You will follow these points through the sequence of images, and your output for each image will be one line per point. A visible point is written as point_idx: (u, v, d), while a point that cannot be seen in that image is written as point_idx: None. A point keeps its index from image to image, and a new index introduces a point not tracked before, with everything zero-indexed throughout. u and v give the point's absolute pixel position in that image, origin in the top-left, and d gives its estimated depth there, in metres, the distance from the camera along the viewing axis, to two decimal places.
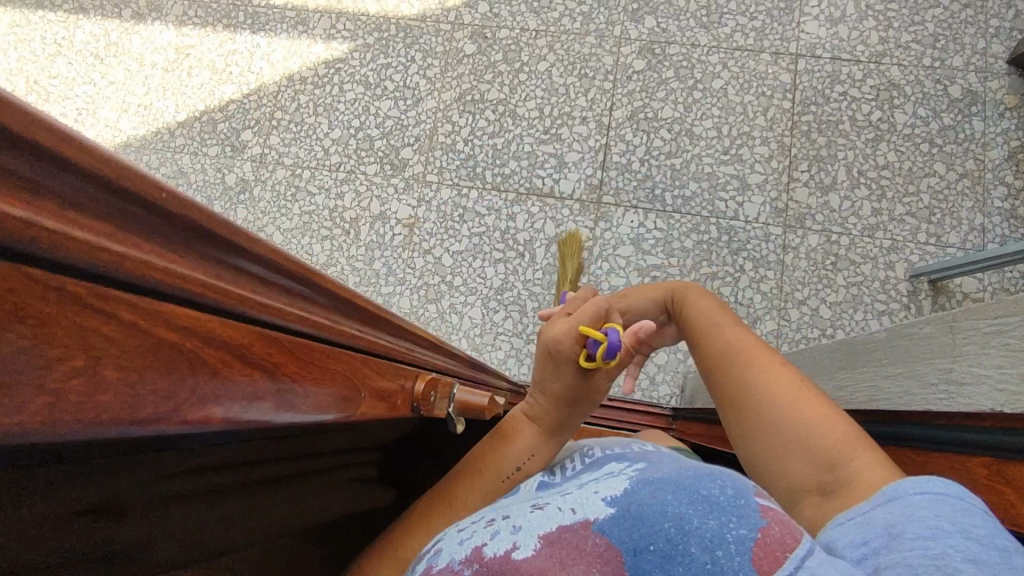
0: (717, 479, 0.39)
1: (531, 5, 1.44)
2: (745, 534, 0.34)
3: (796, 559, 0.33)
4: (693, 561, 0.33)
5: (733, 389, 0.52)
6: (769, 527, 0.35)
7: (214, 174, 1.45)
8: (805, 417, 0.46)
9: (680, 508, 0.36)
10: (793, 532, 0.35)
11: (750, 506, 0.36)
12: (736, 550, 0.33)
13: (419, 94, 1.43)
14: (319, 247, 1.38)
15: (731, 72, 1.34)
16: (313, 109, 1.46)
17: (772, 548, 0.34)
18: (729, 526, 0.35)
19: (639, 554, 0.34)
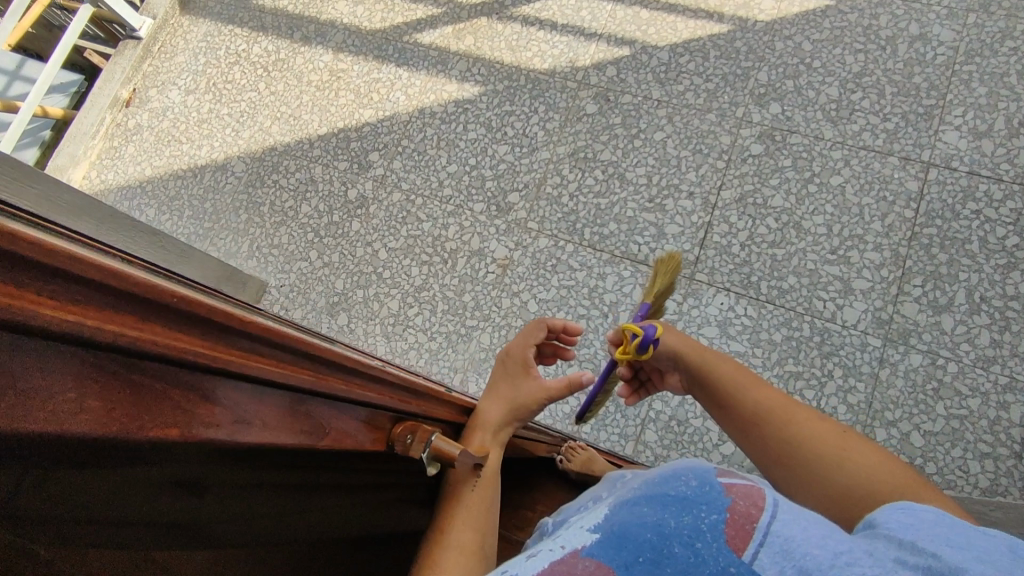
0: (681, 477, 0.51)
1: (657, 76, 1.47)
2: (716, 519, 0.46)
3: (762, 527, 0.45)
4: (678, 560, 0.45)
5: (786, 447, 0.65)
6: (733, 505, 0.47)
7: (340, 186, 1.59)
8: (851, 466, 0.60)
9: (653, 519, 0.48)
10: (755, 502, 0.47)
11: (710, 493, 0.48)
12: (712, 537, 0.45)
13: (535, 145, 1.50)
14: (418, 270, 1.47)
15: (853, 171, 1.30)
16: (437, 142, 1.56)
17: (740, 523, 0.46)
18: (700, 517, 0.47)
19: (630, 567, 0.46)
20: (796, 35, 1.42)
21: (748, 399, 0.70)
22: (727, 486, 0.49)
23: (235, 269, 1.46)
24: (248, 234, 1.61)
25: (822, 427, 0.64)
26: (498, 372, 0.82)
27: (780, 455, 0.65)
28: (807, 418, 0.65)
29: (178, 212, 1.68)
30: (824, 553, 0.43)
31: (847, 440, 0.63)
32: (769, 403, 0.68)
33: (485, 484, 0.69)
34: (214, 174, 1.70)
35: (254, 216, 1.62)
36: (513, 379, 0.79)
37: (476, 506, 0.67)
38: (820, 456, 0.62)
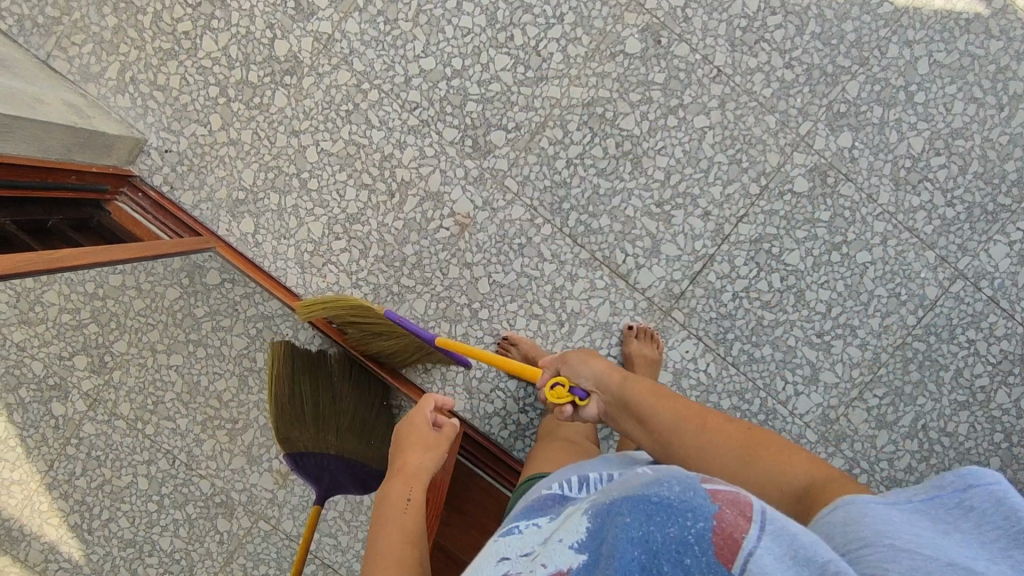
0: (665, 485, 0.46)
1: (731, 32, 1.09)
2: (703, 527, 0.41)
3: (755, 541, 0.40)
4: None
5: (750, 471, 0.67)
6: (720, 514, 0.42)
7: (263, 29, 1.11)
8: (792, 473, 0.65)
9: (639, 533, 0.43)
10: (745, 514, 0.42)
11: (695, 501, 0.44)
12: (700, 550, 0.41)
13: (546, 71, 1.10)
14: (353, 194, 1.13)
15: (884, 253, 1.14)
16: (414, 13, 1.10)
17: (728, 534, 0.41)
18: (686, 529, 0.42)
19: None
20: (919, 43, 1.08)
21: (655, 418, 0.76)
22: (711, 494, 0.45)
23: (95, 128, 1.02)
24: (117, 54, 1.12)
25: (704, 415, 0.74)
26: (404, 430, 0.96)
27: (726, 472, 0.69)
28: (676, 403, 0.76)
29: None
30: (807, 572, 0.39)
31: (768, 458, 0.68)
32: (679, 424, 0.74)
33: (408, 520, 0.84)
34: None
35: (127, 27, 1.11)
36: (421, 439, 0.94)
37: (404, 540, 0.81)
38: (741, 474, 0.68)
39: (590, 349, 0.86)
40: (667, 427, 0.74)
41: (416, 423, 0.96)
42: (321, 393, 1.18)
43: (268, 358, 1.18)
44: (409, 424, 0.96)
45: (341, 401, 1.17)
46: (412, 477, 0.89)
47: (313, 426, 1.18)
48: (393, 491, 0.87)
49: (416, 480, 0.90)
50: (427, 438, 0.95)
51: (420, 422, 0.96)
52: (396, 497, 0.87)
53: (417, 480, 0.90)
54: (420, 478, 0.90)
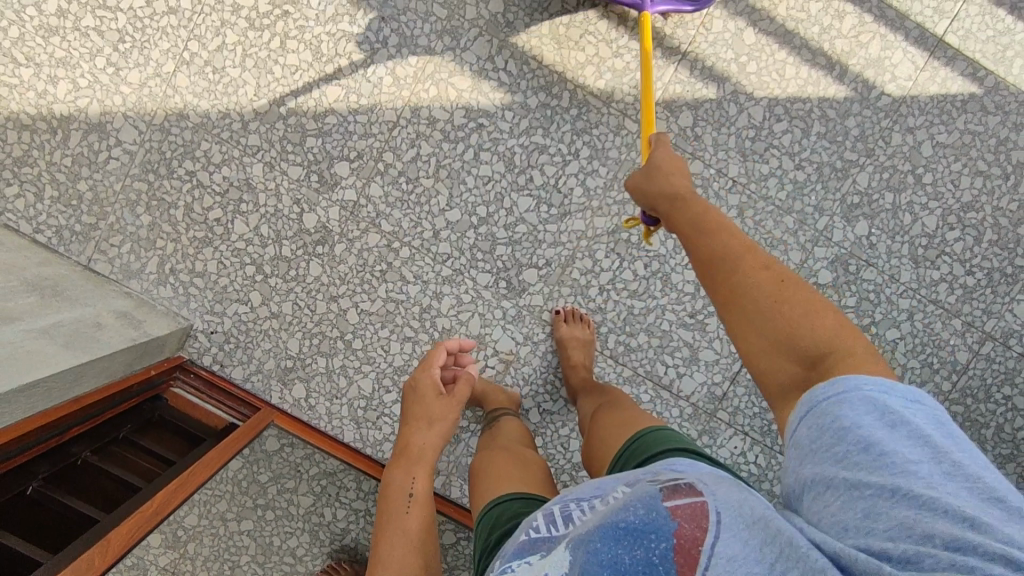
0: (631, 507, 0.49)
1: (741, 143, 1.13)
2: (665, 547, 0.45)
3: (704, 548, 0.44)
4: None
5: (773, 314, 0.59)
6: (680, 530, 0.46)
7: (290, 205, 1.15)
8: (813, 322, 0.57)
9: (608, 559, 0.46)
10: (699, 523, 0.46)
11: (656, 520, 0.47)
12: (662, 570, 0.45)
13: (568, 206, 1.14)
14: (399, 347, 1.16)
15: (912, 327, 1.14)
16: (433, 168, 1.13)
17: (687, 547, 0.45)
18: (650, 550, 0.46)
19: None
20: (921, 128, 1.11)
21: (707, 241, 0.66)
22: (672, 511, 0.48)
23: (148, 334, 1.05)
24: (154, 248, 1.16)
25: (723, 225, 0.67)
26: (410, 399, 1.02)
27: (718, 298, 0.63)
28: (738, 239, 0.65)
29: (29, 185, 1.14)
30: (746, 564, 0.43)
31: (806, 297, 0.59)
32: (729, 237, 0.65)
33: (412, 504, 0.88)
34: (86, 136, 1.14)
35: (161, 221, 1.15)
36: (427, 409, 0.99)
37: (407, 528, 0.86)
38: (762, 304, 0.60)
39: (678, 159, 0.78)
40: (718, 251, 0.64)
41: (429, 396, 1.00)
42: None
43: (335, 513, 1.20)
44: (417, 393, 1.00)
45: None
46: (416, 457, 0.94)
47: None
48: (397, 481, 0.91)
49: (421, 461, 0.94)
50: (434, 400, 0.99)
51: (422, 398, 1.00)
52: (397, 499, 0.89)
53: (421, 459, 0.94)
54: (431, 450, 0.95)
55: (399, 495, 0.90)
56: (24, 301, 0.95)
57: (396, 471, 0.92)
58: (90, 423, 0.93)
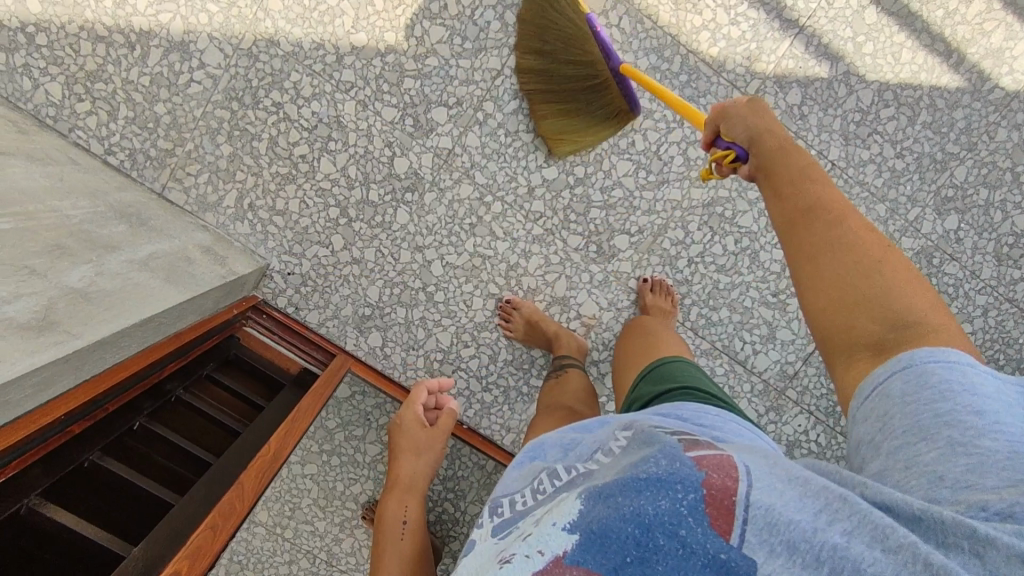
0: (651, 457, 0.41)
1: (846, 125, 1.11)
2: (695, 497, 0.37)
3: (743, 504, 0.37)
4: (666, 552, 0.35)
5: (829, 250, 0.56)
6: (708, 480, 0.39)
7: (381, 147, 1.10)
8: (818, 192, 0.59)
9: (632, 508, 0.37)
10: (729, 476, 0.40)
11: (679, 470, 0.39)
12: (696, 521, 0.36)
13: (666, 174, 1.11)
14: (482, 303, 1.15)
15: (985, 323, 1.17)
16: (534, 122, 1.09)
17: (720, 499, 0.37)
18: (679, 499, 0.37)
19: (622, 571, 0.35)
20: None
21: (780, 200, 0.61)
22: (696, 462, 0.41)
23: (234, 273, 1.01)
24: (234, 181, 1.11)
25: (827, 183, 0.60)
26: (394, 432, 1.06)
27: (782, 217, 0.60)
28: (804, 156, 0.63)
29: (102, 103, 1.08)
30: (802, 519, 0.37)
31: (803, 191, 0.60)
32: (805, 157, 0.63)
33: (405, 531, 0.97)
34: (167, 54, 1.08)
35: (243, 153, 1.10)
36: (415, 437, 1.04)
37: (399, 547, 0.95)
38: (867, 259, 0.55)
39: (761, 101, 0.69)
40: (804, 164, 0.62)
41: (415, 428, 1.04)
42: (454, 487, 1.18)
43: None
44: (400, 427, 1.04)
45: (474, 492, 1.18)
46: (405, 487, 1.01)
47: (449, 518, 1.18)
48: (391, 509, 0.98)
49: (411, 490, 1.01)
50: (421, 432, 1.04)
51: (405, 428, 1.05)
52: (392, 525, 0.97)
53: (411, 489, 1.01)
54: (423, 478, 1.02)
55: (393, 521, 0.97)
56: (118, 231, 0.91)
57: (388, 501, 1.00)
58: (183, 360, 0.90)
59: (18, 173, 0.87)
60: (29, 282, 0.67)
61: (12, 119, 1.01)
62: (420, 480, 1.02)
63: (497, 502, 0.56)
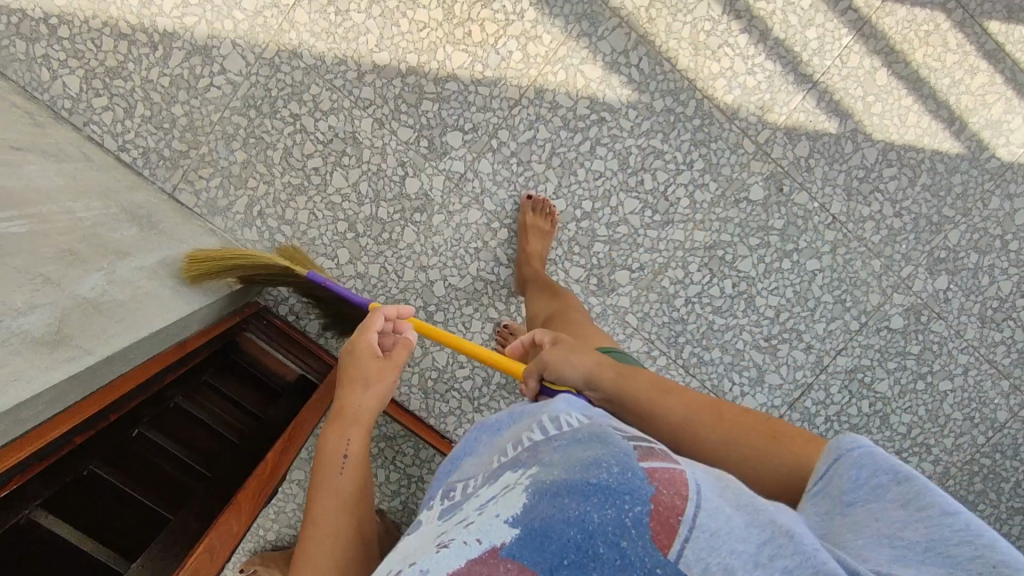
0: (601, 468, 0.47)
1: (849, 181, 1.14)
2: (640, 512, 0.42)
3: (687, 524, 0.41)
4: (604, 561, 0.40)
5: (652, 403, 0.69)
6: (656, 497, 0.43)
7: (394, 165, 1.11)
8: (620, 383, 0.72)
9: (577, 514, 0.42)
10: (680, 495, 0.44)
11: (633, 485, 0.45)
12: (637, 533, 0.41)
13: (672, 214, 1.14)
14: (480, 326, 1.15)
15: (964, 381, 1.20)
16: (547, 154, 1.12)
17: (665, 518, 0.42)
18: (624, 510, 0.43)
19: (556, 571, 0.40)
20: (1020, 196, 1.15)
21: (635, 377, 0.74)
22: (649, 475, 0.46)
23: (240, 281, 1.02)
24: (245, 188, 1.13)
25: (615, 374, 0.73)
26: (346, 361, 0.89)
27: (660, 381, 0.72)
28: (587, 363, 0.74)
29: (119, 100, 1.10)
30: (744, 546, 0.40)
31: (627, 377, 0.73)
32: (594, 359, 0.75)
33: (345, 466, 0.77)
34: (189, 58, 1.09)
35: (257, 160, 1.12)
36: (361, 369, 0.86)
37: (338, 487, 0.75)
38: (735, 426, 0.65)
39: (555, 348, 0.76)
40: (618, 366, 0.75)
41: (369, 360, 0.87)
42: None
43: (388, 474, 1.15)
44: (352, 353, 0.88)
45: None
46: (351, 418, 0.81)
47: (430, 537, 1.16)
48: (330, 443, 0.78)
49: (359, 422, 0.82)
50: (371, 362, 0.87)
51: (355, 358, 0.87)
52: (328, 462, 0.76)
53: (358, 422, 0.81)
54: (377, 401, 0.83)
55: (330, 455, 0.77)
56: (129, 234, 0.92)
57: (329, 435, 0.80)
58: (184, 368, 0.90)
59: (34, 170, 0.89)
60: (41, 292, 0.68)
61: (28, 110, 1.03)
62: (368, 407, 0.83)
63: (451, 485, 0.58)
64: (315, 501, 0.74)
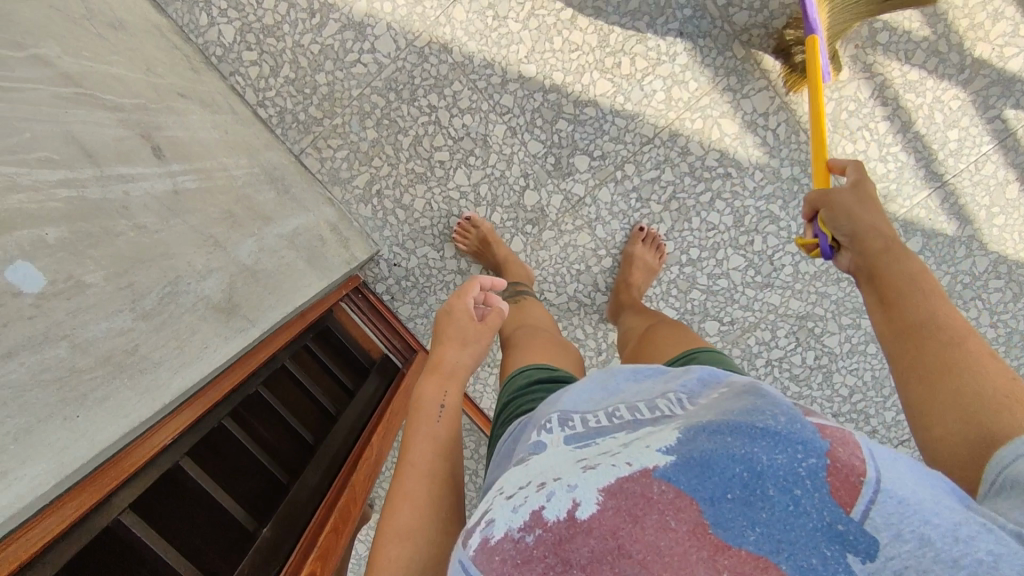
0: (767, 412, 0.40)
1: (952, 284, 1.15)
2: (817, 464, 0.35)
3: (871, 483, 0.34)
4: (774, 505, 0.34)
5: (907, 305, 0.60)
6: (834, 452, 0.36)
7: (517, 176, 1.13)
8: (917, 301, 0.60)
9: (743, 452, 0.36)
10: (854, 452, 0.36)
11: (803, 433, 0.37)
12: (812, 484, 0.34)
13: (773, 278, 1.16)
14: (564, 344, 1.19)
15: None
16: (667, 196, 1.13)
17: (845, 475, 0.34)
18: (796, 460, 0.35)
19: (718, 503, 0.34)
20: None
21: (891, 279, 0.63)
22: (820, 428, 0.38)
23: (355, 259, 1.07)
24: (369, 165, 1.14)
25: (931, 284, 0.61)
26: (441, 319, 0.83)
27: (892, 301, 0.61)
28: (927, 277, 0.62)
29: (268, 57, 1.12)
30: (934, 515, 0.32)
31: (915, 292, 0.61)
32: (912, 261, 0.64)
33: (440, 418, 0.69)
34: (343, 31, 1.10)
35: (387, 142, 1.13)
36: (460, 326, 0.81)
37: (433, 439, 0.67)
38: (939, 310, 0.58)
39: (865, 184, 0.72)
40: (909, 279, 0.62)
41: (456, 315, 0.81)
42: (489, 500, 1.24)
43: None
44: (448, 311, 0.82)
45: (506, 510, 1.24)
46: (448, 373, 0.75)
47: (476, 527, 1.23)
48: (428, 392, 0.72)
49: (454, 379, 0.75)
50: (465, 318, 0.82)
51: (451, 318, 0.82)
52: (417, 399, 0.76)
53: (452, 377, 0.75)
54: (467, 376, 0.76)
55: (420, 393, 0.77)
56: (268, 197, 0.95)
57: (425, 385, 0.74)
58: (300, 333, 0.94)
59: (196, 121, 0.92)
60: (212, 257, 0.72)
61: (185, 54, 1.06)
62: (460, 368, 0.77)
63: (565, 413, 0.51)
64: (408, 449, 0.66)
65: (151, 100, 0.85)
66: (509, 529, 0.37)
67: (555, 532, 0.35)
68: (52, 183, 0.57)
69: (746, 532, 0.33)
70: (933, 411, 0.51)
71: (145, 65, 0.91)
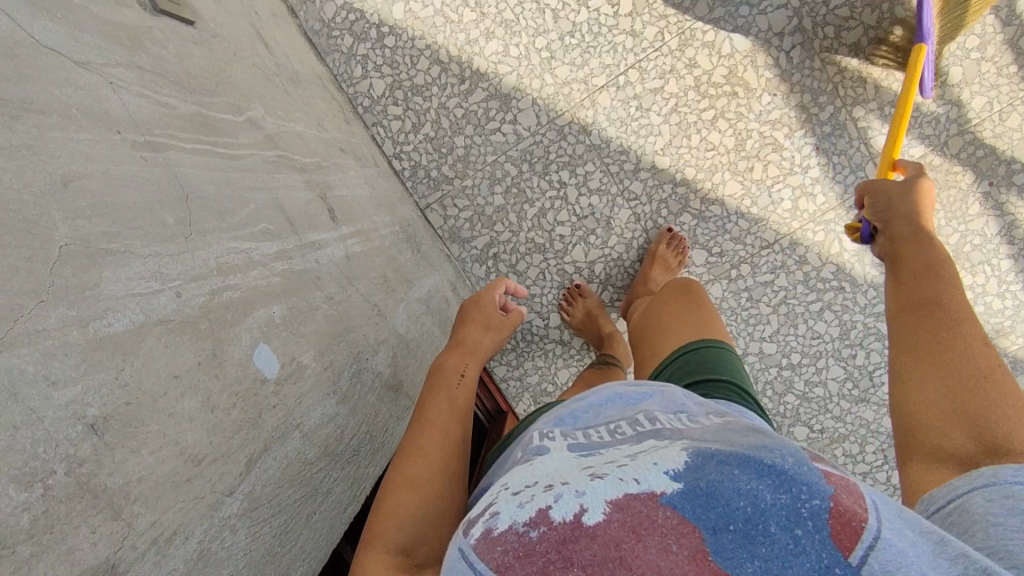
0: (774, 450, 0.39)
1: None
2: (820, 506, 0.33)
3: (875, 532, 0.32)
4: (775, 542, 0.32)
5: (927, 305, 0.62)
6: (838, 497, 0.34)
7: (633, 260, 1.17)
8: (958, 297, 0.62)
9: (747, 485, 0.35)
10: (860, 502, 0.35)
11: (807, 475, 0.36)
12: (814, 526, 0.32)
13: (869, 394, 1.16)
14: None
15: None
16: (777, 300, 1.15)
17: (848, 520, 0.33)
18: (799, 500, 0.34)
19: (719, 534, 0.32)
20: None
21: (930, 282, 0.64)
22: (825, 474, 0.37)
23: None
24: (491, 228, 1.18)
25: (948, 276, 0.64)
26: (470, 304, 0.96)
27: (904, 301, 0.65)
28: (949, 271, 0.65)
29: (412, 114, 1.17)
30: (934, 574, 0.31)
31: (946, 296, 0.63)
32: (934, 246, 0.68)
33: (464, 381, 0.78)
34: (489, 100, 1.15)
35: (512, 209, 1.17)
36: (488, 312, 0.93)
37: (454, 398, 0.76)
38: (918, 324, 0.61)
39: (921, 182, 0.78)
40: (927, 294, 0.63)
41: (483, 300, 0.94)
42: None
43: None
44: (478, 299, 0.96)
45: None
46: (471, 350, 0.85)
47: None
48: (453, 360, 0.82)
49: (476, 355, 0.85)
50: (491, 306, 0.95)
51: (480, 300, 0.96)
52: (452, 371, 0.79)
53: (476, 355, 0.86)
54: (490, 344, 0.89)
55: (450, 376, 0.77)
56: (407, 256, 0.99)
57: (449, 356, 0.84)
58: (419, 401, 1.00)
59: (353, 177, 0.97)
60: (378, 327, 0.78)
61: (340, 104, 1.13)
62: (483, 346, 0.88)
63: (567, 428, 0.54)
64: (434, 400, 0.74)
65: (323, 156, 0.91)
66: (515, 522, 0.36)
67: (560, 533, 0.34)
68: (273, 257, 0.62)
69: (744, 564, 0.31)
70: (915, 386, 0.56)
71: (316, 119, 0.97)
